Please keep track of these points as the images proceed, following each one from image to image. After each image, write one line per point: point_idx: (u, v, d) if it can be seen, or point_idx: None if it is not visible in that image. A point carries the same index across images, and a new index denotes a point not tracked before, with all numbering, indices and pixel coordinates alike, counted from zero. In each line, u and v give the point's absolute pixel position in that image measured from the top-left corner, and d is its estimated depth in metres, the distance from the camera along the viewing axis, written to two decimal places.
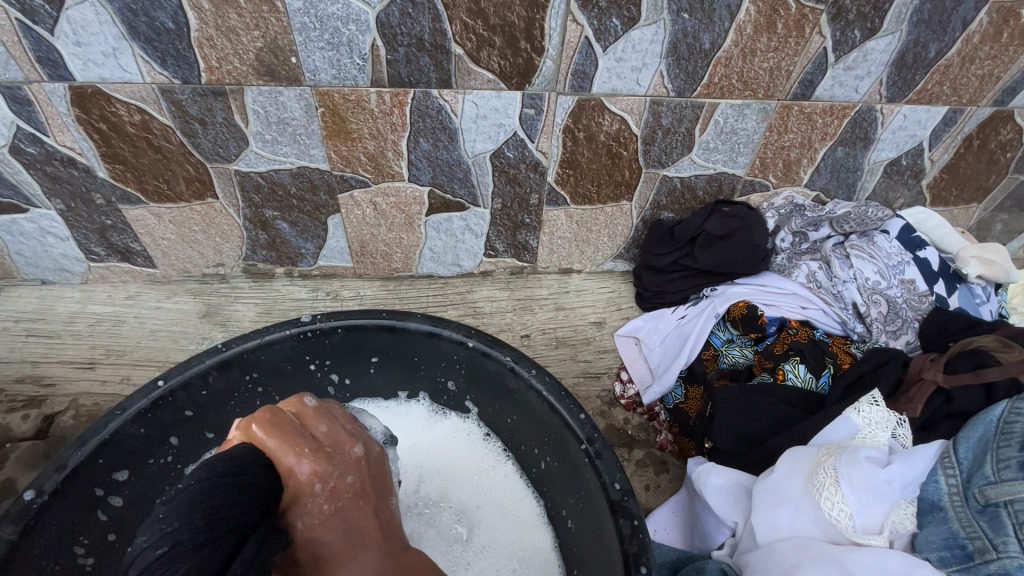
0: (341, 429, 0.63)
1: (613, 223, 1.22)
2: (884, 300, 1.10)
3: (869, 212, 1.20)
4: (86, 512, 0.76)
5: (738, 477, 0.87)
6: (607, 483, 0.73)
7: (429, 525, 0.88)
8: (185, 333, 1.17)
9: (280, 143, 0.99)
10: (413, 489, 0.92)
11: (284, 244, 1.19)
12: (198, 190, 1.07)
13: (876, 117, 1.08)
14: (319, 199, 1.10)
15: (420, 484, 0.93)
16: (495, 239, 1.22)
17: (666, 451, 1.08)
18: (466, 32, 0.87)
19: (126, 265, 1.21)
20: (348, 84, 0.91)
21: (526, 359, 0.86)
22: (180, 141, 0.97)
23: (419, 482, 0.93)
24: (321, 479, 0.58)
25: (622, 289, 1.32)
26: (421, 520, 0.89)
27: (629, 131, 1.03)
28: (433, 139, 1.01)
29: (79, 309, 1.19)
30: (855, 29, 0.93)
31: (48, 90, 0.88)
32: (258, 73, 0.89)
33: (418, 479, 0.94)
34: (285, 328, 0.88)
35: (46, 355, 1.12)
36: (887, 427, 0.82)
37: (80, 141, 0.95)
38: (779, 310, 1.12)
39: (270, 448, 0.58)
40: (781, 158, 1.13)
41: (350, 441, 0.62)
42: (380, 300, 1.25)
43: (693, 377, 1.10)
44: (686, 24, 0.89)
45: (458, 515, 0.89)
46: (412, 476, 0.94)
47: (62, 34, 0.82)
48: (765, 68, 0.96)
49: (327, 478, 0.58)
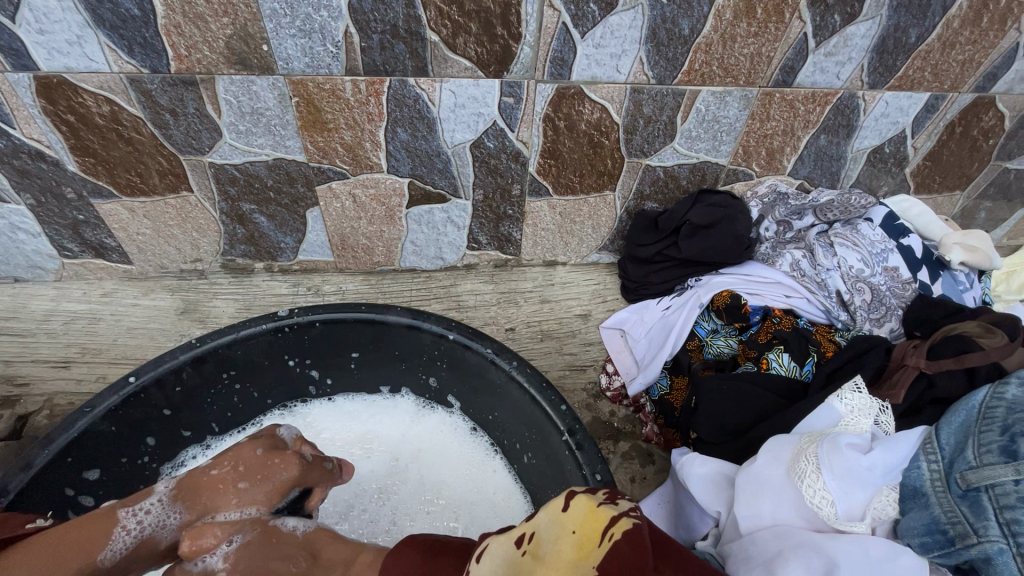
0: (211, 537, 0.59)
1: (597, 214, 1.21)
2: (868, 288, 1.10)
3: (852, 200, 1.18)
4: (60, 511, 0.75)
5: (721, 465, 0.86)
6: (587, 474, 0.72)
7: (432, 525, 0.89)
8: (162, 330, 1.15)
9: (254, 134, 0.97)
10: (416, 487, 0.92)
11: (263, 238, 1.17)
12: (172, 183, 1.04)
13: (858, 104, 1.07)
14: (297, 191, 1.08)
15: (420, 483, 0.93)
16: (477, 231, 1.20)
17: (652, 442, 1.08)
18: (441, 18, 0.85)
19: (101, 261, 1.18)
20: (321, 73, 0.90)
21: (507, 351, 0.85)
22: (151, 133, 0.95)
23: (421, 478, 0.93)
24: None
25: (608, 281, 1.31)
26: (426, 519, 0.89)
27: (610, 120, 1.02)
28: (411, 129, 0.99)
29: (53, 306, 1.17)
30: (834, 14, 0.92)
31: (12, 80, 0.86)
32: (229, 61, 0.87)
33: (420, 477, 0.93)
34: (261, 323, 0.86)
35: (20, 354, 1.10)
36: (869, 415, 0.81)
37: (48, 133, 0.93)
38: (763, 299, 1.11)
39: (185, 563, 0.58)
40: (765, 147, 1.12)
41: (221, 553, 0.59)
42: (362, 295, 1.23)
43: (678, 367, 1.09)
44: (666, 9, 0.88)
45: (454, 512, 0.89)
46: (412, 476, 0.93)
47: (24, 22, 0.80)
48: (746, 54, 0.95)
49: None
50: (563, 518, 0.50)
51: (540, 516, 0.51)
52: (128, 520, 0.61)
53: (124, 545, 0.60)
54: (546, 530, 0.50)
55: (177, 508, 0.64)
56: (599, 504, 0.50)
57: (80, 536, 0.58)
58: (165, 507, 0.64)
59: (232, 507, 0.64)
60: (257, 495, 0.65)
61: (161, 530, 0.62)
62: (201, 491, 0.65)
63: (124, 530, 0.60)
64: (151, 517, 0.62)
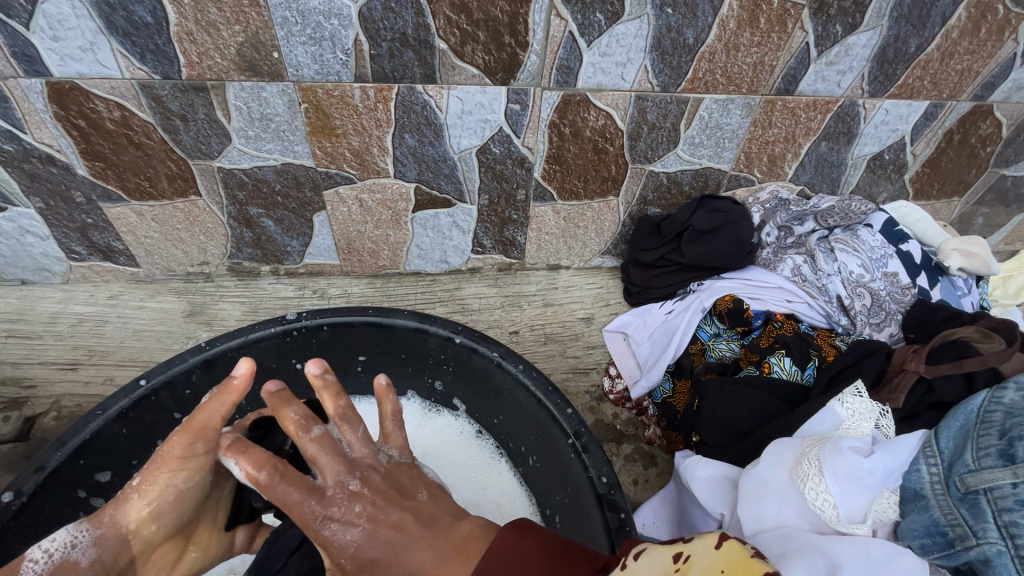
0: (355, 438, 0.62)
1: (601, 219, 1.22)
2: (867, 293, 1.12)
3: (852, 206, 1.20)
4: (71, 513, 0.76)
5: (723, 468, 0.87)
6: (593, 476, 0.74)
7: None
8: (169, 332, 1.16)
9: (264, 140, 0.98)
10: None
11: (270, 242, 1.18)
12: (180, 187, 1.05)
13: (859, 112, 1.09)
14: (304, 196, 1.09)
15: None
16: (482, 235, 1.22)
17: (654, 445, 1.09)
18: (449, 26, 0.86)
19: (108, 264, 1.19)
20: (331, 80, 0.91)
21: (513, 356, 0.86)
22: (161, 138, 0.96)
23: None
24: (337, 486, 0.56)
25: (611, 285, 1.32)
26: None
27: (615, 126, 1.04)
28: (418, 135, 1.00)
29: (61, 309, 1.17)
30: (836, 24, 0.94)
31: (25, 86, 0.86)
32: (240, 68, 0.88)
33: None
34: (271, 326, 0.87)
35: (27, 356, 1.10)
36: (870, 418, 0.83)
37: (59, 138, 0.94)
38: (765, 303, 1.12)
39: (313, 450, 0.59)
40: (766, 153, 1.14)
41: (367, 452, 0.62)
42: (367, 298, 1.24)
43: (680, 370, 1.10)
44: (670, 18, 0.89)
45: None
46: None
47: (37, 29, 0.81)
48: (749, 63, 0.97)
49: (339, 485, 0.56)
50: (719, 561, 0.40)
51: (693, 543, 0.42)
52: (37, 551, 0.59)
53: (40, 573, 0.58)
54: (702, 561, 0.41)
55: (82, 526, 0.61)
56: (754, 555, 0.40)
57: None
58: (73, 527, 0.60)
59: (138, 502, 0.62)
60: (160, 474, 0.61)
61: (74, 550, 0.59)
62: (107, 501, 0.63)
63: (33, 562, 0.58)
64: (58, 540, 0.60)
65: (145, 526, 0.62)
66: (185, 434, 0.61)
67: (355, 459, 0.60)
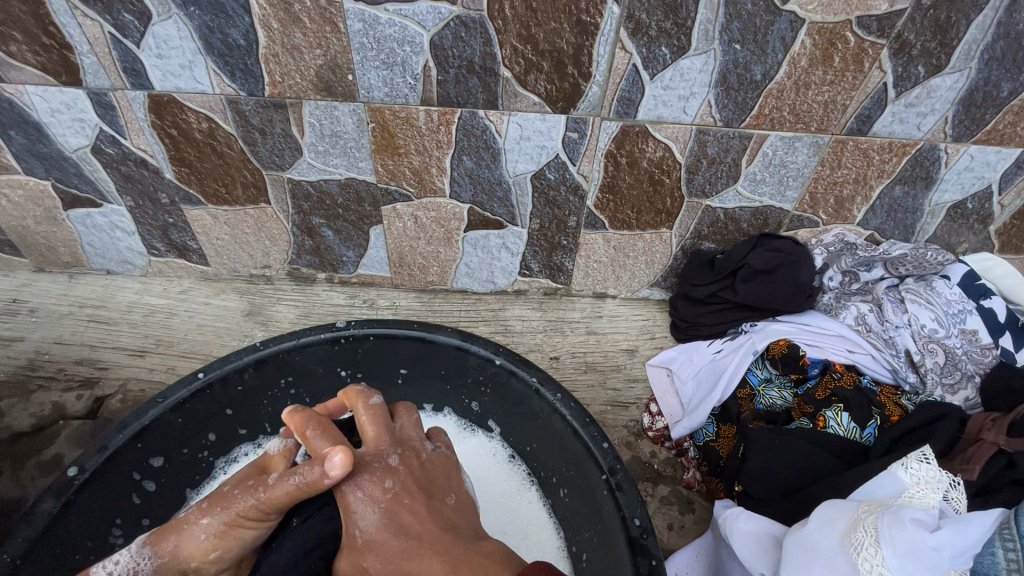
0: (406, 429, 0.71)
1: (652, 250, 1.20)
2: (941, 350, 1.05)
3: (927, 255, 1.13)
4: (124, 494, 0.81)
5: (767, 525, 0.82)
6: (626, 517, 0.72)
7: None
8: (228, 329, 1.23)
9: (332, 155, 1.04)
10: None
11: (328, 251, 1.24)
12: (252, 195, 1.13)
13: (940, 157, 1.02)
14: (364, 210, 1.14)
15: None
16: (531, 258, 1.22)
17: (693, 490, 1.04)
18: (515, 56, 0.89)
19: (182, 261, 1.28)
20: (399, 102, 0.95)
21: (551, 383, 0.86)
22: (240, 149, 1.03)
23: None
24: (370, 483, 0.64)
25: (658, 318, 1.29)
26: None
27: (673, 159, 1.02)
28: (476, 157, 1.03)
29: (136, 299, 1.27)
30: (917, 65, 0.89)
31: (129, 97, 0.96)
32: (317, 88, 0.93)
33: None
34: (320, 333, 0.91)
35: (103, 340, 1.20)
36: (939, 489, 0.74)
37: (153, 144, 1.03)
38: (824, 352, 1.08)
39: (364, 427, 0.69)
40: (833, 195, 1.09)
41: (400, 452, 0.68)
42: (413, 312, 1.28)
43: (726, 415, 1.05)
44: (738, 54, 0.88)
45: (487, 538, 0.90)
46: None
47: (146, 47, 0.89)
48: (819, 101, 0.93)
49: (374, 481, 0.64)
50: None
51: None
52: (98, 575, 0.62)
53: None
54: None
55: (145, 553, 0.64)
56: None
57: None
58: (134, 555, 0.63)
59: (202, 543, 0.62)
60: (231, 530, 0.63)
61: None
62: (167, 532, 0.64)
63: None
64: (120, 564, 0.62)
65: (205, 567, 0.64)
66: (262, 508, 0.62)
67: (404, 440, 0.70)
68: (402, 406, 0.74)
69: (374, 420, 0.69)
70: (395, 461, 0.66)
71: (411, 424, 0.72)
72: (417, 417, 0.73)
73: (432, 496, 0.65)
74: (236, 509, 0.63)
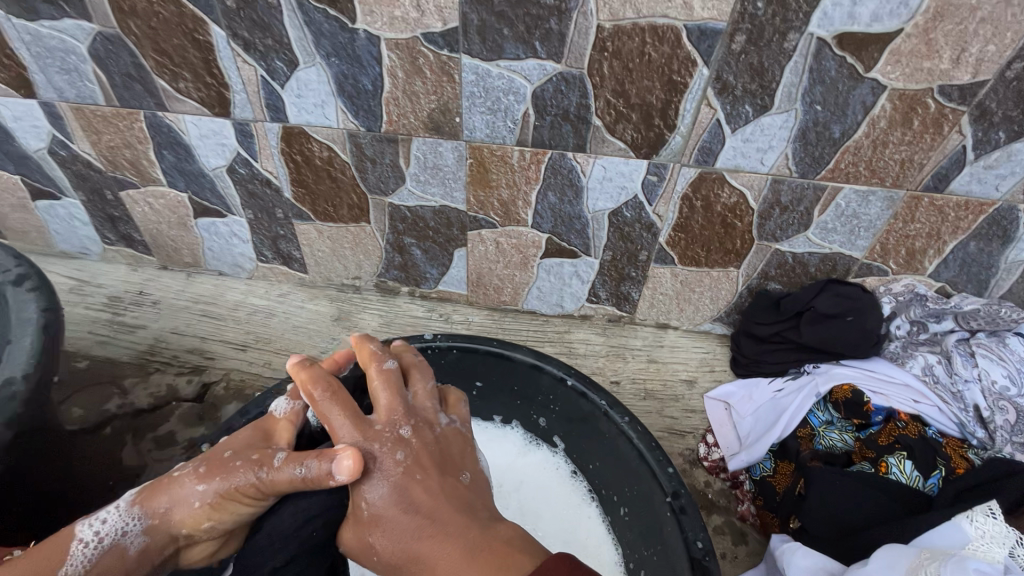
0: (420, 399, 0.74)
1: (718, 287, 1.25)
2: (1012, 407, 1.06)
3: (1001, 312, 1.12)
4: None
5: (826, 562, 0.86)
6: (689, 539, 0.80)
7: None
8: (320, 332, 1.37)
9: (431, 185, 1.16)
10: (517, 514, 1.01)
11: (414, 267, 1.36)
12: (356, 215, 1.26)
13: (1019, 216, 1.04)
14: (452, 233, 1.26)
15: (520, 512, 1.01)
16: (599, 287, 1.30)
17: (747, 522, 1.08)
18: (608, 108, 0.98)
19: (284, 268, 1.43)
20: (497, 142, 1.06)
21: (620, 407, 0.94)
22: (352, 175, 1.17)
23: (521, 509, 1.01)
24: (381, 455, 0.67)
25: (717, 352, 1.33)
26: None
27: (746, 205, 1.09)
28: (560, 193, 1.13)
29: (242, 299, 1.43)
30: (999, 131, 0.92)
31: (266, 128, 1.11)
32: (427, 127, 1.06)
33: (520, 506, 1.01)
34: (411, 342, 1.02)
35: (212, 334, 1.36)
36: (1004, 545, 0.77)
37: (279, 167, 1.18)
38: (887, 399, 1.10)
39: (377, 396, 0.72)
40: (905, 246, 1.11)
41: (412, 424, 0.70)
42: (485, 328, 1.38)
43: (784, 452, 1.09)
44: (819, 114, 0.94)
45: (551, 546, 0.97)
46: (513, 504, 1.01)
47: (289, 89, 1.05)
48: (896, 159, 0.98)
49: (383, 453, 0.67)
50: None
51: None
52: (85, 534, 0.65)
53: (83, 558, 0.64)
54: None
55: (134, 512, 0.67)
56: None
57: (43, 556, 0.63)
58: (122, 514, 0.67)
59: (196, 510, 0.66)
60: (224, 500, 0.67)
61: (126, 538, 0.66)
62: (157, 493, 0.68)
63: (82, 545, 0.64)
64: (107, 525, 0.65)
65: (197, 532, 0.68)
66: (261, 485, 0.67)
67: (417, 410, 0.73)
68: (416, 372, 0.76)
69: (386, 391, 0.72)
70: (405, 433, 0.69)
71: (427, 397, 0.74)
72: (431, 387, 0.75)
73: (442, 470, 0.69)
74: (235, 483, 0.67)
